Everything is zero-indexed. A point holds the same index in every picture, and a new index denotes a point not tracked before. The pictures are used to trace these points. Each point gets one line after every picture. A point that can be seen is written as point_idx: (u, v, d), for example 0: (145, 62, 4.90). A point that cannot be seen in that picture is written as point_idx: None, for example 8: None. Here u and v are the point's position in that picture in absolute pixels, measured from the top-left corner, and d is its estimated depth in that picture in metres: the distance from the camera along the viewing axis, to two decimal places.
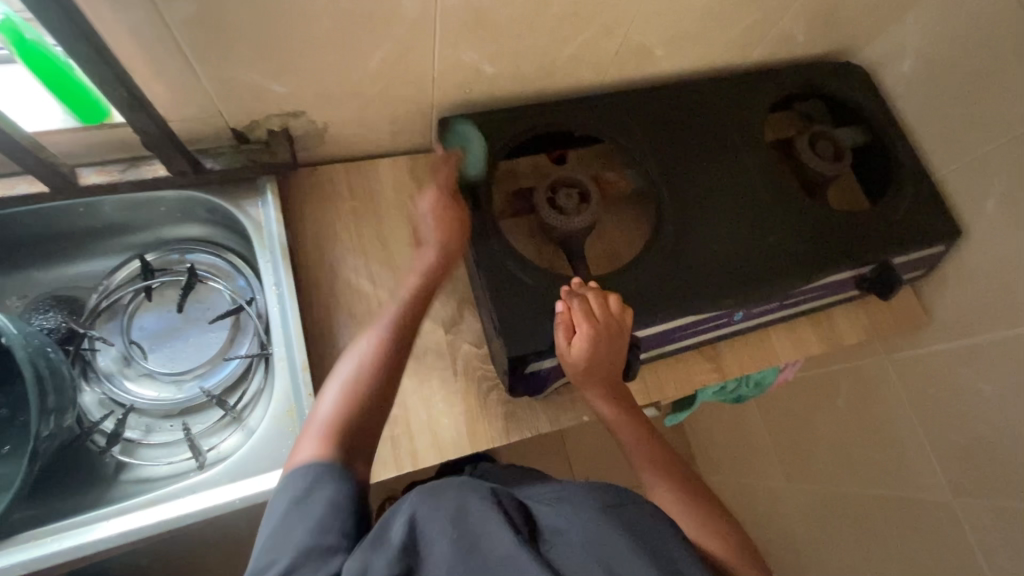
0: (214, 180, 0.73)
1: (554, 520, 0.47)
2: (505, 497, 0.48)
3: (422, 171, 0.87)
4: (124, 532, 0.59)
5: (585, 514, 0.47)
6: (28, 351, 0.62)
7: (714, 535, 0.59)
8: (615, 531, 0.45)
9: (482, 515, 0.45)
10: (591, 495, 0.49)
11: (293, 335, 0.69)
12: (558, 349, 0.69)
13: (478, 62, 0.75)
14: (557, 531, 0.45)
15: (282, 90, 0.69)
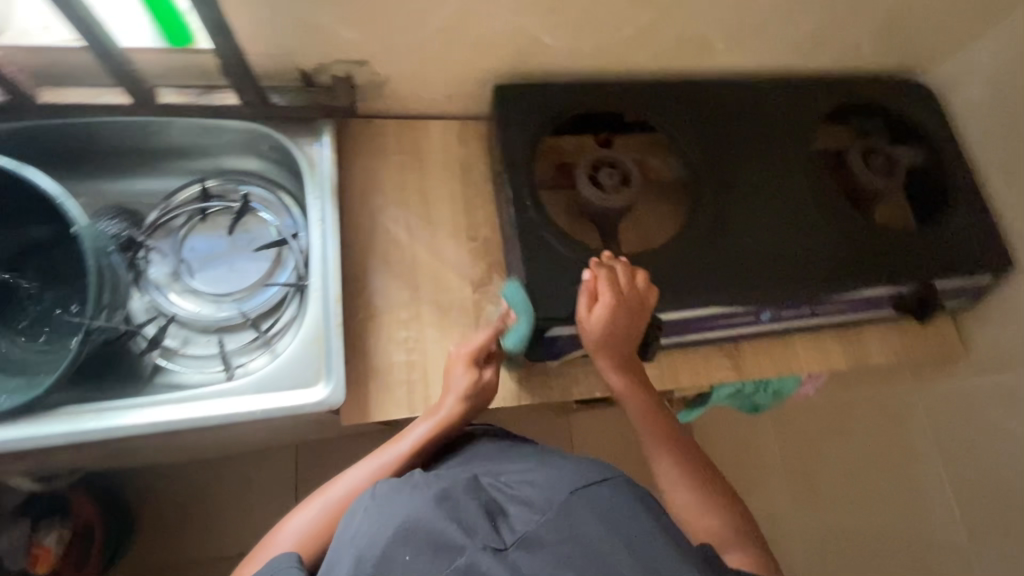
0: (277, 115, 0.77)
1: (520, 512, 0.49)
2: (465, 496, 0.50)
3: (470, 136, 0.89)
4: (155, 422, 0.64)
5: (554, 500, 0.49)
6: (95, 245, 0.67)
7: (711, 514, 0.60)
8: (587, 510, 0.48)
9: (438, 522, 0.47)
10: (563, 477, 0.52)
11: (331, 269, 0.73)
12: (581, 322, 0.70)
13: (540, 32, 0.77)
14: (522, 528, 0.48)
15: (351, 37, 0.72)
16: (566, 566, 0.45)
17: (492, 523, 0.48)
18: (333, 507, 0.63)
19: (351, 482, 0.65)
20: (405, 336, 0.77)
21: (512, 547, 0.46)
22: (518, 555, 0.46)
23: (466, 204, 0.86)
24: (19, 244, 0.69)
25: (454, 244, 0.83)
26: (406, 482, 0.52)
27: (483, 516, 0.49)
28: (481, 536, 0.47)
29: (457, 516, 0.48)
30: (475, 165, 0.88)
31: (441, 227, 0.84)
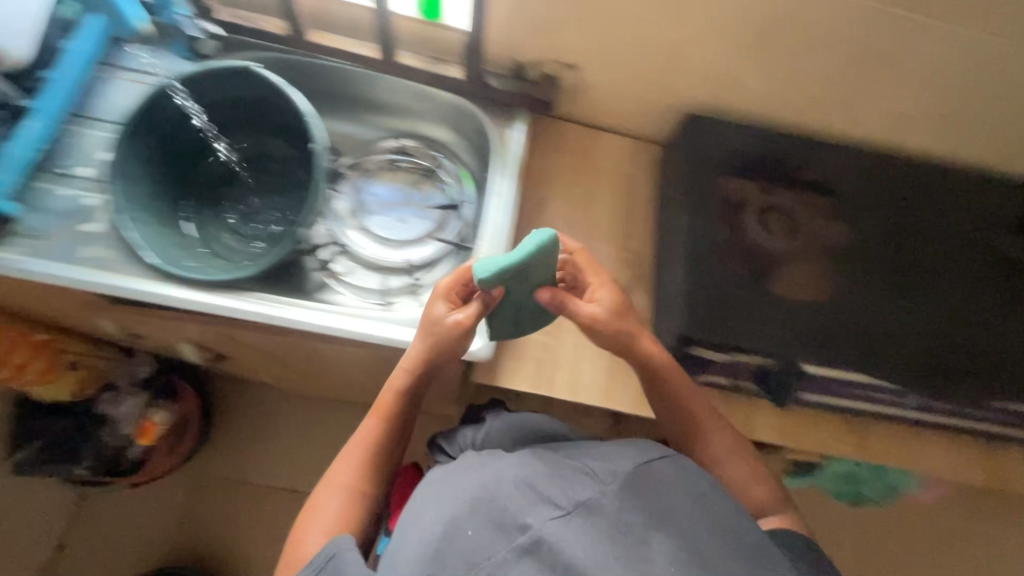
0: (486, 96, 0.85)
1: (581, 475, 0.50)
2: (518, 463, 0.51)
3: (641, 157, 0.94)
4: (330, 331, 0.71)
5: (619, 470, 0.49)
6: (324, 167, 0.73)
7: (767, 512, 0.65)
8: (649, 488, 0.48)
9: (499, 498, 0.48)
10: (626, 449, 0.52)
11: (501, 240, 0.78)
12: (573, 306, 0.67)
13: (746, 74, 0.80)
14: (582, 491, 0.48)
15: (576, 41, 0.79)
16: (626, 535, 0.45)
17: (556, 482, 0.49)
18: (353, 493, 0.63)
19: (358, 462, 0.64)
20: None
21: (572, 509, 0.47)
22: (580, 519, 0.46)
23: (624, 215, 0.89)
24: (265, 152, 0.82)
25: (606, 249, 0.87)
26: (462, 466, 0.53)
27: (545, 475, 0.49)
28: (542, 501, 0.47)
29: (521, 481, 0.49)
30: (639, 182, 0.92)
31: (597, 230, 0.88)
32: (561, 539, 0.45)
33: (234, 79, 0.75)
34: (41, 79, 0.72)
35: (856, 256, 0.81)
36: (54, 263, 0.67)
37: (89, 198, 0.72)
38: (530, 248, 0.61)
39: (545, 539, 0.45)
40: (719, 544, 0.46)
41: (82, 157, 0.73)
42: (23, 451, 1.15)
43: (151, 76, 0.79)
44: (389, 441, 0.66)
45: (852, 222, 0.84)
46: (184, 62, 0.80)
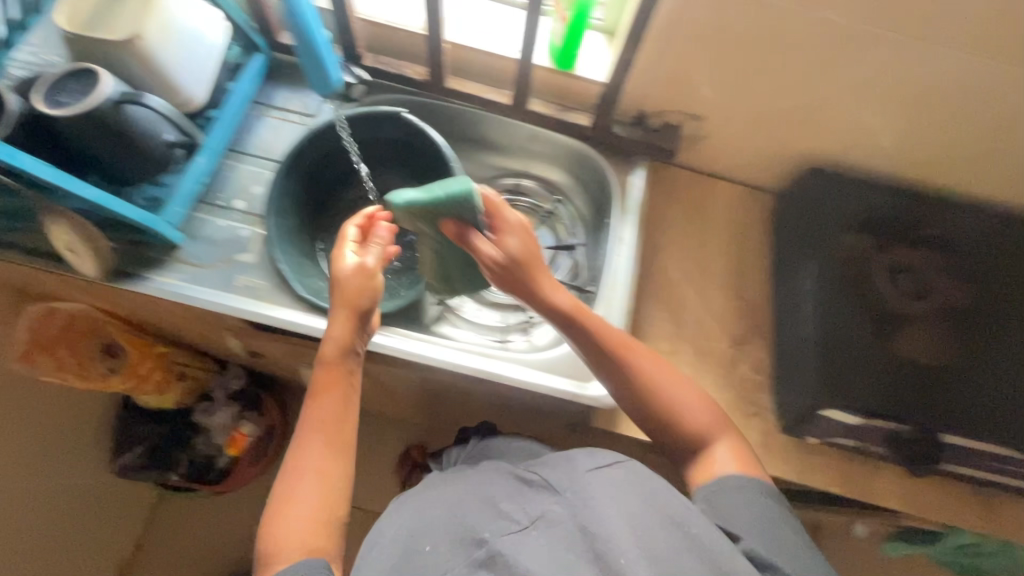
0: (610, 143, 0.87)
1: (540, 490, 0.58)
2: (479, 489, 0.60)
3: (755, 205, 0.94)
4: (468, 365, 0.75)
5: (571, 479, 0.57)
6: None
7: (726, 461, 0.64)
8: (600, 488, 0.55)
9: (461, 517, 0.57)
10: (577, 458, 0.60)
11: (624, 286, 0.80)
12: (473, 245, 0.63)
13: (880, 132, 0.80)
14: (539, 506, 0.56)
15: (708, 95, 0.80)
16: (580, 539, 0.52)
17: (515, 501, 0.57)
18: (324, 474, 0.61)
19: (324, 443, 0.62)
20: None
21: (530, 523, 0.55)
22: (538, 531, 0.54)
23: (739, 264, 0.89)
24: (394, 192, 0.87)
25: (721, 298, 0.87)
26: (432, 491, 0.63)
27: (508, 494, 0.58)
28: (501, 517, 0.55)
29: (482, 500, 0.58)
30: (753, 231, 0.92)
31: (713, 279, 0.88)
32: (518, 548, 0.52)
33: (381, 122, 0.78)
34: (210, 118, 0.76)
35: (985, 321, 0.77)
36: (214, 291, 0.72)
37: (246, 230, 0.77)
38: (445, 198, 0.63)
39: (499, 550, 0.52)
40: (665, 536, 0.52)
41: (237, 190, 0.79)
42: (130, 452, 1.20)
43: (295, 116, 0.85)
44: (345, 416, 0.64)
45: (984, 285, 0.78)
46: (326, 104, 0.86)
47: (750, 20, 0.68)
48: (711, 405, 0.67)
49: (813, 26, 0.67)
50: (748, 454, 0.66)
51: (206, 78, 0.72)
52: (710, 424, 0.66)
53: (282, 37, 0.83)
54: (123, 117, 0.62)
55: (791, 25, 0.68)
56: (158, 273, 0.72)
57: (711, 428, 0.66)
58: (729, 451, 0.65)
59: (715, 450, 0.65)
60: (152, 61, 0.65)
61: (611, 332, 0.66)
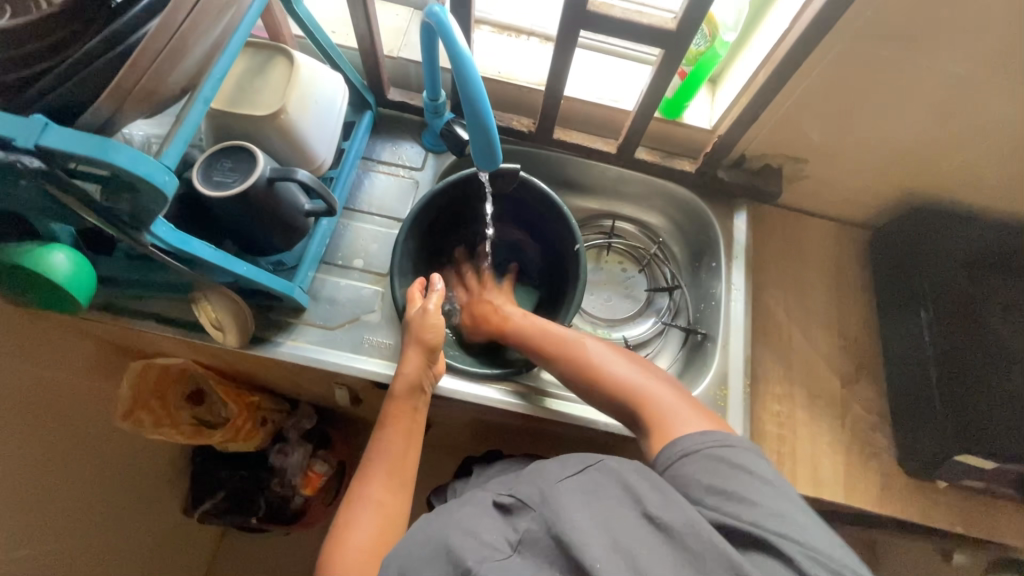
0: (712, 186, 0.88)
1: (518, 511, 0.51)
2: (467, 512, 0.51)
3: (849, 242, 0.95)
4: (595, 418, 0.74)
5: (542, 492, 0.51)
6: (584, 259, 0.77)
7: (686, 414, 0.58)
8: (575, 500, 0.50)
9: (452, 549, 0.48)
10: (549, 466, 0.54)
11: (741, 331, 0.81)
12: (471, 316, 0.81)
13: (990, 176, 0.80)
14: (520, 527, 0.50)
15: (816, 140, 0.82)
16: (566, 558, 0.47)
17: (495, 526, 0.50)
18: (381, 511, 0.60)
19: (383, 475, 0.63)
20: (777, 411, 0.82)
21: (514, 550, 0.48)
22: (524, 557, 0.48)
23: (839, 301, 0.90)
24: (499, 242, 0.89)
25: (826, 336, 0.88)
26: (428, 520, 0.53)
27: (487, 519, 0.51)
28: (484, 544, 0.48)
29: (455, 525, 0.50)
30: (850, 267, 0.93)
31: (816, 317, 0.89)
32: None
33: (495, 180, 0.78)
34: (326, 178, 0.77)
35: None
36: (346, 353, 0.73)
37: (368, 288, 0.78)
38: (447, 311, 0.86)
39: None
40: (647, 540, 0.47)
41: (355, 250, 0.80)
42: (210, 499, 1.12)
43: (402, 170, 0.85)
44: (406, 456, 0.65)
45: None
46: (429, 155, 0.86)
47: (874, 75, 0.69)
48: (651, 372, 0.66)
49: (948, 82, 0.68)
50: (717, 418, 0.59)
51: (333, 142, 0.72)
52: (645, 381, 0.63)
53: (390, 94, 0.84)
54: (274, 194, 0.62)
55: (924, 80, 0.68)
56: (289, 337, 0.73)
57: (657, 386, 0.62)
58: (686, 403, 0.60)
59: (663, 401, 0.60)
60: (294, 133, 0.65)
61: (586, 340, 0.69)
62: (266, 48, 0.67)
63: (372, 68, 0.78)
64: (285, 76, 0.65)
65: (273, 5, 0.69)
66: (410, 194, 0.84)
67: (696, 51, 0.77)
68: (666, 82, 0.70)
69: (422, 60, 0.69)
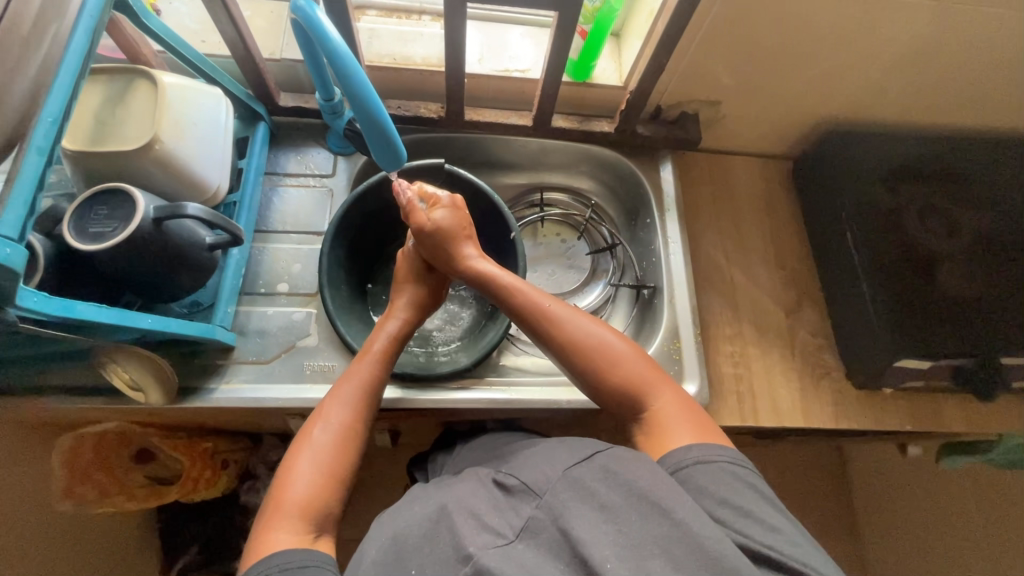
0: (635, 142, 0.86)
1: (521, 495, 0.52)
2: (472, 501, 0.52)
3: (773, 175, 0.97)
4: (557, 398, 0.73)
5: (549, 480, 0.52)
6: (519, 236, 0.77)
7: (681, 429, 0.56)
8: (579, 485, 0.50)
9: (448, 534, 0.49)
10: (558, 455, 0.54)
11: (684, 281, 0.81)
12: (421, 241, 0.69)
13: (890, 88, 0.83)
14: (523, 513, 0.50)
15: (726, 80, 0.81)
16: (567, 547, 0.46)
17: (499, 513, 0.51)
18: (342, 436, 0.57)
19: (348, 402, 0.60)
20: (731, 350, 0.84)
21: (517, 537, 0.48)
22: (526, 543, 0.47)
23: (773, 234, 0.92)
24: None
25: (766, 270, 0.90)
26: (422, 499, 0.56)
27: (489, 507, 0.52)
28: (487, 531, 0.49)
29: (461, 511, 0.51)
30: (777, 199, 0.95)
31: (753, 254, 0.91)
32: (505, 562, 0.45)
33: (417, 176, 0.77)
34: (229, 203, 0.71)
35: (1004, 247, 0.81)
36: (285, 385, 0.68)
37: (299, 312, 0.73)
38: None
39: (488, 563, 0.45)
40: (654, 530, 0.46)
41: (276, 274, 0.74)
42: (185, 556, 1.06)
43: (312, 179, 0.80)
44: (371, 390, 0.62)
45: (993, 213, 0.84)
46: (338, 159, 0.81)
47: (769, 7, 0.69)
48: (651, 362, 0.62)
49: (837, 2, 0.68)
50: (711, 425, 0.58)
51: (226, 163, 0.66)
52: (646, 381, 0.59)
53: (281, 99, 0.78)
54: (164, 236, 0.57)
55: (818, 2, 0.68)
56: (224, 381, 0.68)
57: (659, 388, 0.59)
58: (682, 412, 0.58)
59: (659, 411, 0.58)
60: (174, 162, 0.59)
61: (580, 323, 0.63)
62: (121, 72, 0.59)
63: (253, 75, 0.72)
64: (151, 100, 0.58)
65: (121, 22, 0.61)
66: (326, 203, 0.79)
67: (593, 8, 0.75)
68: (566, 46, 0.67)
69: (304, 59, 0.63)
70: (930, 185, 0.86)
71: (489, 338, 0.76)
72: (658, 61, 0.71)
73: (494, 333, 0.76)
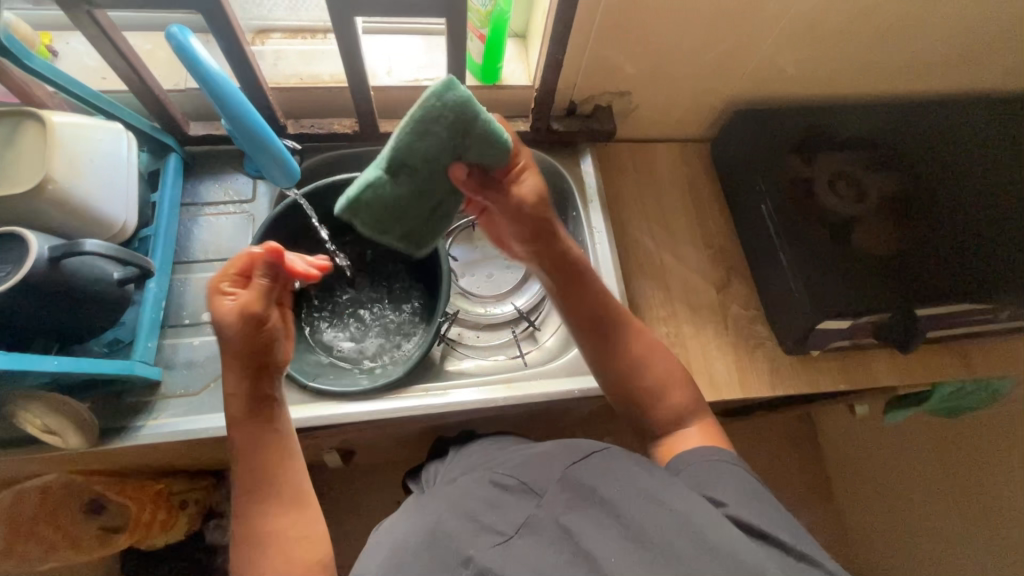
0: (552, 139, 0.88)
1: (523, 495, 0.56)
2: (472, 504, 0.56)
3: (695, 157, 1.00)
4: (492, 397, 0.74)
5: (549, 480, 0.57)
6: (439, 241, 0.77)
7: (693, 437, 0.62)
8: (578, 482, 0.55)
9: (447, 538, 0.53)
10: (555, 458, 0.59)
11: (611, 268, 0.83)
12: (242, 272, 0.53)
13: (787, 64, 0.86)
14: (524, 512, 0.54)
15: (630, 71, 0.84)
16: (568, 543, 0.50)
17: (498, 512, 0.55)
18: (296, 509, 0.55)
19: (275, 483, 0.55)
20: (666, 331, 0.86)
21: (516, 533, 0.52)
22: (524, 538, 0.51)
23: (698, 215, 0.95)
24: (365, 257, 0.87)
25: (694, 250, 0.92)
26: (418, 509, 0.60)
27: (486, 507, 0.55)
28: (485, 532, 0.53)
29: (458, 516, 0.55)
30: (700, 181, 0.98)
31: (680, 235, 0.93)
32: (506, 560, 0.49)
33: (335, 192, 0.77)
34: (145, 237, 0.71)
35: (910, 206, 0.86)
36: (215, 414, 0.67)
37: None
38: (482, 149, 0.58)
39: (488, 564, 0.49)
40: (652, 521, 0.49)
41: (200, 303, 0.73)
42: None
43: (231, 206, 0.79)
44: (287, 456, 0.56)
45: (895, 173, 0.88)
46: (258, 183, 0.81)
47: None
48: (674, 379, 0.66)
49: None
50: (717, 431, 0.63)
51: (132, 197, 0.66)
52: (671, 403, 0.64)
53: (191, 129, 0.77)
54: (66, 274, 0.56)
55: None
56: (151, 418, 0.66)
57: (689, 407, 0.64)
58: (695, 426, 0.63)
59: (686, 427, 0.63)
60: (71, 202, 0.59)
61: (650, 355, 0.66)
62: (9, 116, 0.59)
63: (156, 108, 0.71)
64: (41, 142, 0.58)
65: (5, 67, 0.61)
66: (247, 228, 0.78)
67: (484, 11, 0.74)
68: (461, 51, 0.68)
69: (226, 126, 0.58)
70: (834, 153, 0.90)
71: (422, 345, 0.77)
72: (556, 58, 0.74)
73: (426, 340, 0.76)
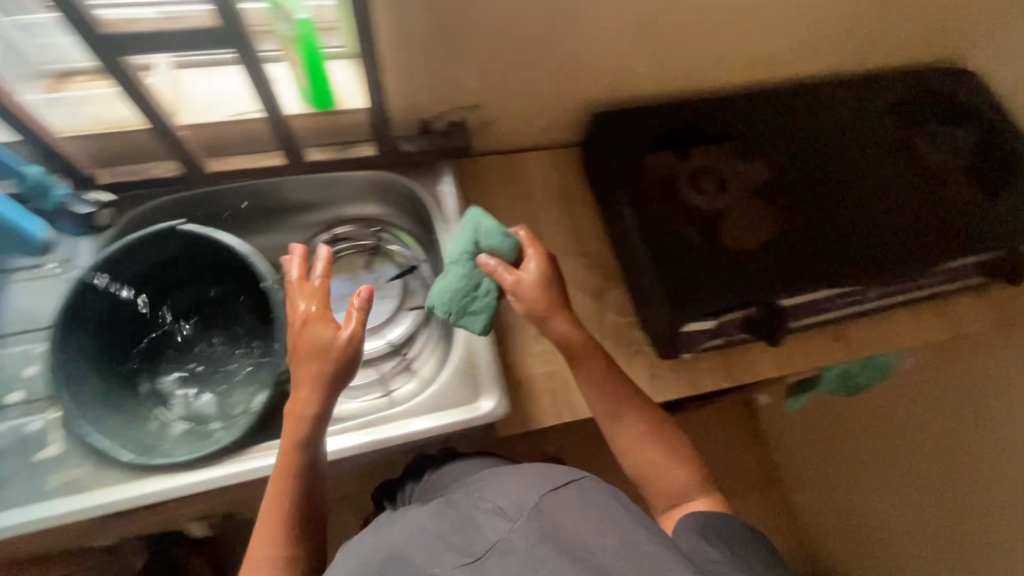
0: (405, 160, 0.84)
1: (495, 519, 0.50)
2: (448, 521, 0.52)
3: (566, 164, 0.97)
4: (347, 445, 0.69)
5: (523, 504, 0.50)
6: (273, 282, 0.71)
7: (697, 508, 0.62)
8: (552, 511, 0.48)
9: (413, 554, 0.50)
10: (531, 480, 0.52)
11: None
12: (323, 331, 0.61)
13: (635, 64, 0.85)
14: (493, 535, 0.48)
15: (472, 84, 0.81)
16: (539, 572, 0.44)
17: (468, 531, 0.50)
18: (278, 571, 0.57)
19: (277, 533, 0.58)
20: (542, 350, 0.82)
21: (485, 554, 0.47)
22: (493, 561, 0.46)
23: (573, 224, 0.93)
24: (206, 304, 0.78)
25: (569, 261, 0.90)
26: (398, 519, 0.57)
27: (456, 526, 0.51)
28: (452, 549, 0.49)
29: (429, 534, 0.51)
30: (573, 187, 0.96)
31: (554, 246, 0.90)
32: None
33: (158, 243, 0.71)
34: None
35: (772, 194, 0.86)
36: (22, 507, 0.61)
37: (36, 422, 0.66)
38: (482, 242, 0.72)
39: None
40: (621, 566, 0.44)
41: (7, 384, 0.67)
42: None
43: (46, 269, 0.72)
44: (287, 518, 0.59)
45: (756, 163, 0.88)
46: (78, 241, 0.73)
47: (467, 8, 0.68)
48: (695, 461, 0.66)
49: None
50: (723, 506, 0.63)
51: None
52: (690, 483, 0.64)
53: None
54: None
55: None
56: None
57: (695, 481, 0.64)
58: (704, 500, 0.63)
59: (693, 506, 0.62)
60: None
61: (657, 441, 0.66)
62: None
63: None
64: None
65: None
66: (60, 292, 0.71)
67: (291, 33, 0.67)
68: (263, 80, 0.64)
69: None
70: (695, 149, 0.90)
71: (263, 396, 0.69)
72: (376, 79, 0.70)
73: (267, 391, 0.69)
